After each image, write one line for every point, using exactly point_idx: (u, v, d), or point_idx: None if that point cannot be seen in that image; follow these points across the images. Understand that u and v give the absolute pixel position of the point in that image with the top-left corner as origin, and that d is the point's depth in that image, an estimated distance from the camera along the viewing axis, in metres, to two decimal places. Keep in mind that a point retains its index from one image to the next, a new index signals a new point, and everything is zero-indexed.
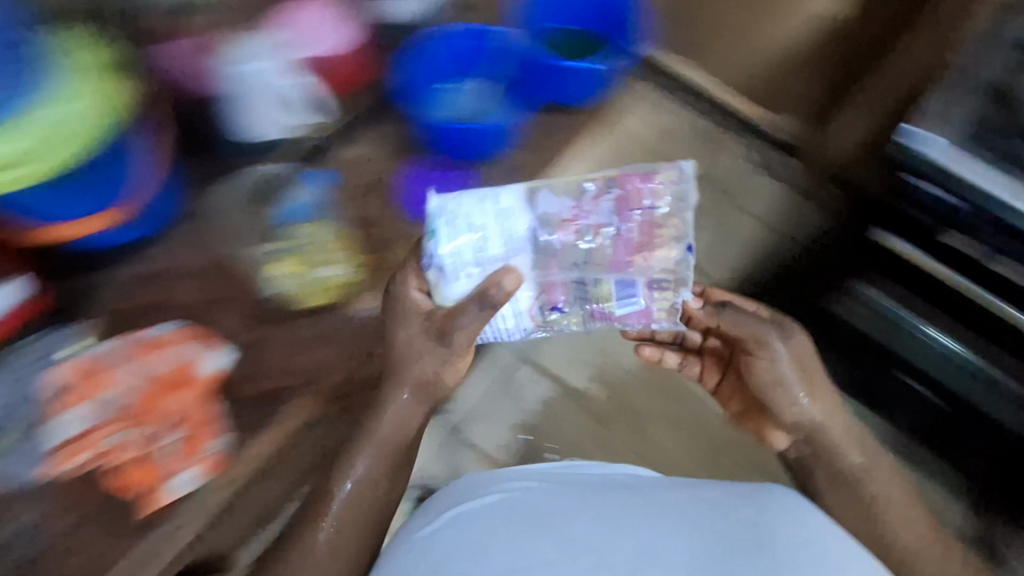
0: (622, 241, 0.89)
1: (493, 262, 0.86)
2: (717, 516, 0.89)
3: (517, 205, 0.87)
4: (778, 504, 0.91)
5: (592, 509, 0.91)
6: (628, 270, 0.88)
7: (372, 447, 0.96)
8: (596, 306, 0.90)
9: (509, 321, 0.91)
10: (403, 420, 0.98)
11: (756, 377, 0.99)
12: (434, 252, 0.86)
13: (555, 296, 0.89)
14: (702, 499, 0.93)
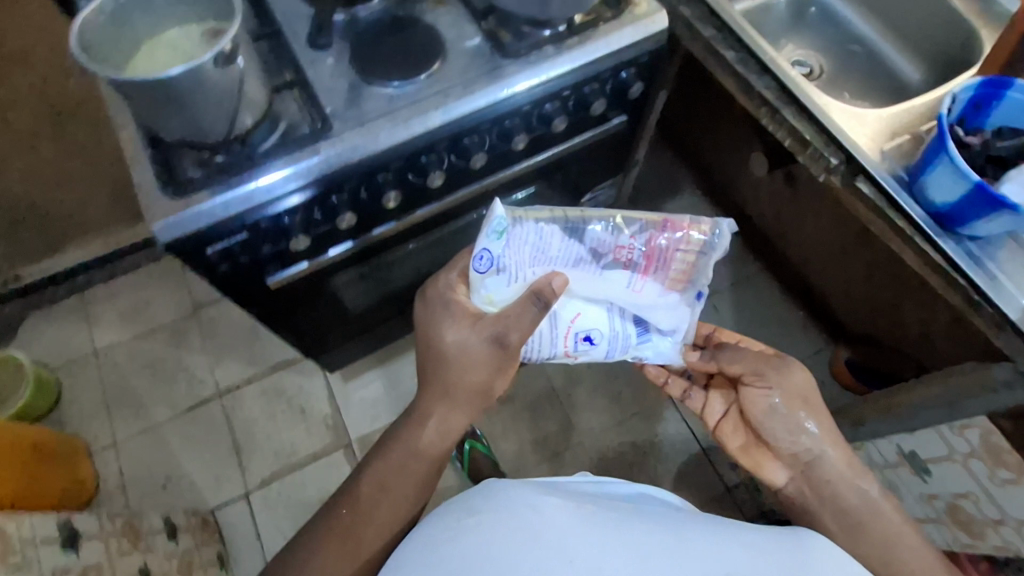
0: (640, 276, 0.95)
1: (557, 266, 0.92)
2: (742, 542, 0.73)
3: (590, 245, 0.95)
4: (812, 554, 0.74)
5: (625, 541, 0.69)
6: (631, 311, 0.94)
7: (443, 398, 0.92)
8: (620, 343, 0.94)
9: (561, 342, 0.93)
10: (460, 354, 0.89)
11: (749, 413, 0.96)
12: (494, 254, 0.87)
13: (588, 327, 0.92)
14: (738, 536, 0.74)
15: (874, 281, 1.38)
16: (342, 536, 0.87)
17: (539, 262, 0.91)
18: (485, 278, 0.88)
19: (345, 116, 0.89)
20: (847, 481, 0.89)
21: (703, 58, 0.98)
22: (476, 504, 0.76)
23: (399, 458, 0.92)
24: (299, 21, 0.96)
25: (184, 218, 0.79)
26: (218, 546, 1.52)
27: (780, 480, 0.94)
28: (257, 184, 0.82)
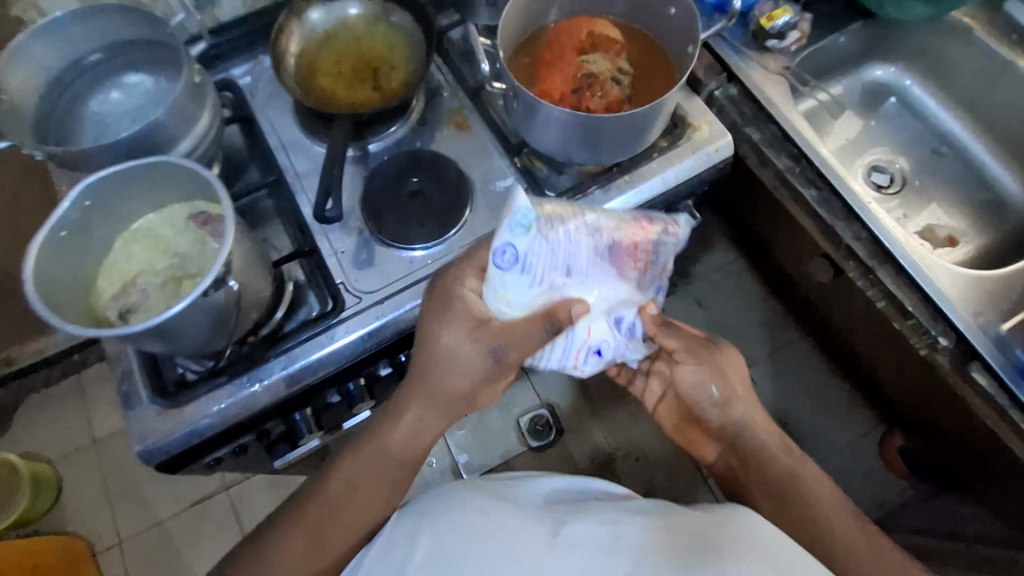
0: (642, 284, 0.73)
1: (577, 280, 0.68)
2: (674, 531, 0.68)
3: (585, 235, 0.68)
4: (740, 524, 0.66)
5: (560, 547, 0.66)
6: (634, 318, 0.74)
7: (427, 400, 0.72)
8: (620, 340, 0.74)
9: (572, 354, 0.74)
10: (454, 360, 0.70)
11: (686, 396, 0.79)
12: (522, 255, 0.64)
13: (599, 336, 0.72)
14: (667, 526, 0.68)
15: (914, 398, 1.15)
16: (311, 531, 0.71)
17: (565, 271, 0.67)
18: (511, 269, 0.65)
19: (359, 287, 0.77)
20: (785, 465, 0.74)
21: (772, 188, 0.83)
22: (424, 510, 0.72)
23: (349, 473, 0.73)
24: (304, 162, 0.83)
25: (178, 435, 0.70)
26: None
27: (712, 455, 0.82)
28: (259, 387, 0.72)
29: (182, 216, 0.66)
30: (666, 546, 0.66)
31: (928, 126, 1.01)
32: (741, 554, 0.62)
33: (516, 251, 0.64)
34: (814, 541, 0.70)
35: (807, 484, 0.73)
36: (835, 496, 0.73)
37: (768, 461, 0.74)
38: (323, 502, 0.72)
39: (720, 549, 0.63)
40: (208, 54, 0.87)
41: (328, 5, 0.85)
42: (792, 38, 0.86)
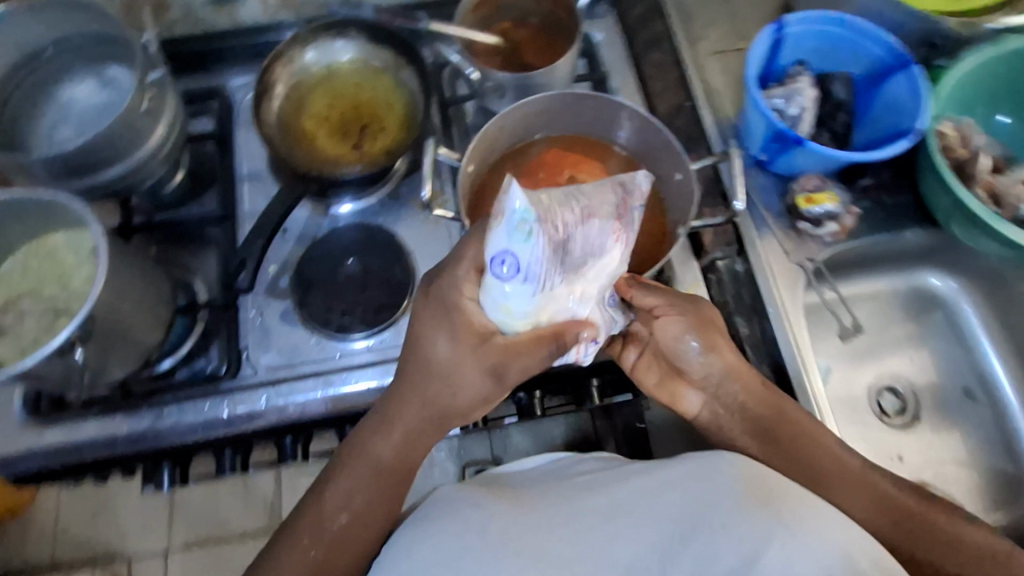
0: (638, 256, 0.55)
1: (588, 278, 0.50)
2: (664, 488, 0.58)
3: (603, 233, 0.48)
4: (726, 470, 0.57)
5: (571, 527, 0.57)
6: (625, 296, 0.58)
7: (419, 409, 0.60)
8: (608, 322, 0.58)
9: (571, 352, 0.56)
10: (452, 372, 0.57)
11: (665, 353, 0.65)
12: (527, 266, 0.44)
13: (596, 325, 0.55)
14: (655, 482, 0.59)
15: None
16: (387, 493, 0.61)
17: (570, 269, 0.48)
18: (540, 287, 0.46)
19: (260, 359, 0.71)
20: (792, 440, 0.61)
21: None
22: (400, 536, 0.59)
23: (343, 470, 0.61)
24: (261, 201, 0.78)
25: (35, 456, 0.68)
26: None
27: (696, 408, 0.67)
28: (126, 430, 0.68)
29: (85, 245, 0.63)
30: (648, 510, 0.57)
31: (970, 364, 0.82)
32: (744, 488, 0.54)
33: (529, 267, 0.44)
34: (882, 529, 0.57)
35: (832, 455, 0.61)
36: (865, 467, 0.60)
37: (791, 429, 0.62)
38: (320, 503, 0.60)
39: (708, 501, 0.55)
40: (205, 57, 0.82)
41: (328, 46, 0.79)
42: (829, 228, 0.73)
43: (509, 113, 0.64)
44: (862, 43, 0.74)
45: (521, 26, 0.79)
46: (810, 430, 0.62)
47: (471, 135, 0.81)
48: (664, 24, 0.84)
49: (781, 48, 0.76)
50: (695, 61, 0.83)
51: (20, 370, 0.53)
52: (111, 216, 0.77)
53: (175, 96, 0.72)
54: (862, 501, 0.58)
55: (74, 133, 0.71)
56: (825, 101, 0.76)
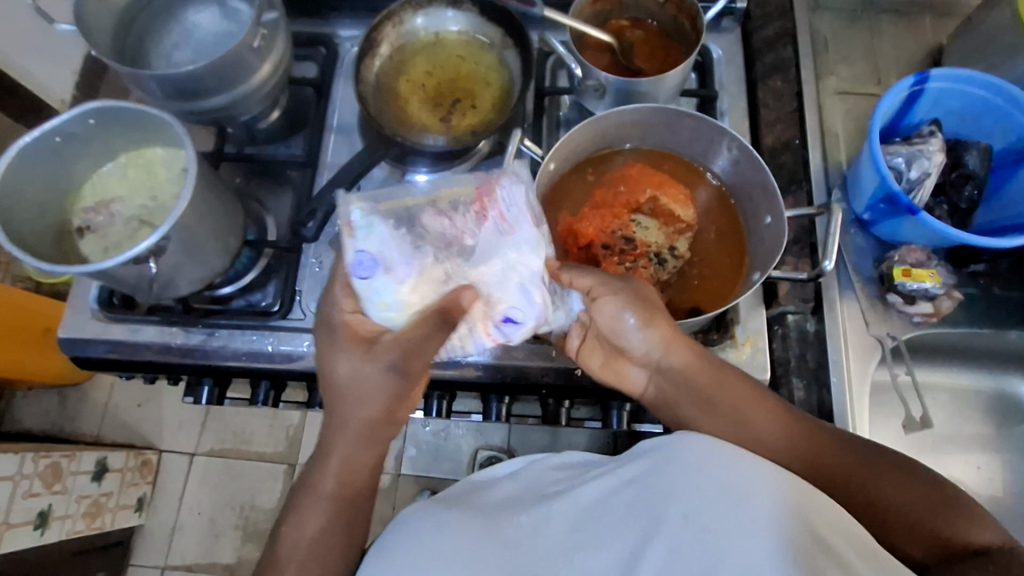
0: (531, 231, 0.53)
1: (452, 250, 0.51)
2: (631, 484, 0.55)
3: (438, 213, 0.52)
4: (695, 458, 0.52)
5: (557, 532, 0.55)
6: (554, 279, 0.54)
7: (342, 432, 0.58)
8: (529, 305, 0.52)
9: (481, 330, 0.54)
10: (354, 388, 0.56)
11: (605, 333, 0.60)
12: (380, 256, 0.49)
13: (502, 295, 0.52)
14: (618, 483, 0.56)
15: None
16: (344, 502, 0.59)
17: (429, 252, 0.51)
18: (381, 271, 0.50)
19: (310, 306, 0.73)
20: (755, 433, 0.55)
21: None
22: (387, 544, 0.57)
23: (321, 462, 0.59)
24: (344, 154, 0.80)
25: (96, 346, 0.72)
26: (145, 490, 1.38)
27: (642, 385, 0.63)
28: (179, 342, 0.71)
29: (178, 164, 0.66)
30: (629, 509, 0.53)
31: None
32: (748, 487, 0.48)
33: (372, 257, 0.49)
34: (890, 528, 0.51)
35: (818, 449, 0.54)
36: (919, 483, 0.51)
37: (744, 413, 0.56)
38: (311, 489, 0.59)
39: (687, 497, 0.50)
40: (323, 3, 0.84)
41: (439, 13, 0.79)
42: (922, 307, 0.67)
43: (604, 118, 0.61)
44: (1015, 115, 0.66)
45: (638, 27, 0.75)
46: (775, 411, 0.56)
47: (561, 128, 0.79)
48: (791, 52, 0.78)
49: (917, 102, 0.69)
50: (817, 97, 0.77)
51: (93, 269, 0.56)
52: (208, 139, 0.80)
53: (286, 37, 0.74)
54: (864, 501, 0.52)
55: (188, 58, 0.74)
56: (953, 169, 0.69)
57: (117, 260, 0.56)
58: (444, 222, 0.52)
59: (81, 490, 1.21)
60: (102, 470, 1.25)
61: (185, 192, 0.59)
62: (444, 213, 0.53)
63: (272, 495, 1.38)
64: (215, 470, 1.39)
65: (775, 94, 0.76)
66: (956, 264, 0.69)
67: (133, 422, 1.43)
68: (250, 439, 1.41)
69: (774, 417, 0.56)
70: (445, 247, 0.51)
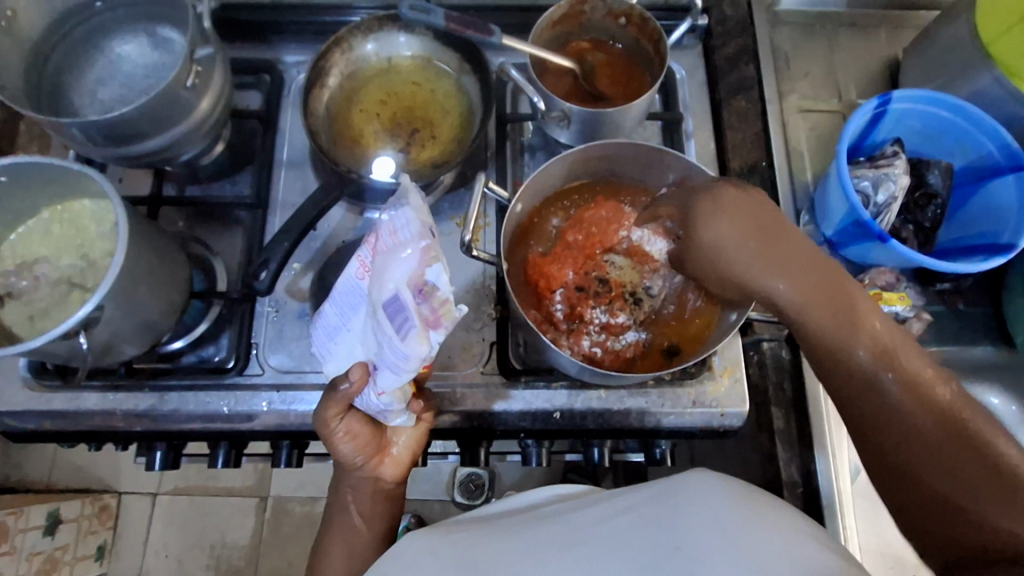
0: (387, 270, 0.47)
1: (347, 322, 0.54)
2: (628, 513, 0.54)
3: (350, 279, 0.54)
4: (705, 488, 0.53)
5: (546, 555, 0.52)
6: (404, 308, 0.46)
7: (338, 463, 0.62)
8: (393, 358, 0.48)
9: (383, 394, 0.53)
10: (330, 435, 0.59)
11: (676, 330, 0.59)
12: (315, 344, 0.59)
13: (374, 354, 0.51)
14: (615, 510, 0.55)
15: None
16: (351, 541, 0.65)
17: (334, 323, 0.55)
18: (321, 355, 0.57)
19: (269, 359, 0.68)
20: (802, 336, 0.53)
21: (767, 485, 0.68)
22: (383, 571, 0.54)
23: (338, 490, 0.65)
24: (297, 190, 0.75)
25: (32, 416, 0.66)
26: (104, 536, 1.30)
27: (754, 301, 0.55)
28: (124, 408, 0.65)
29: (107, 217, 0.60)
30: (625, 538, 0.52)
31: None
32: (748, 532, 0.49)
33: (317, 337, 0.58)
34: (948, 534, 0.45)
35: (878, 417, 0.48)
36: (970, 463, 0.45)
37: (821, 356, 0.52)
38: (335, 515, 0.65)
39: (696, 538, 0.49)
40: (264, 27, 0.79)
41: (391, 38, 0.75)
42: None
43: (570, 155, 0.60)
44: (974, 134, 0.67)
45: (600, 49, 0.73)
46: (847, 364, 0.50)
47: (525, 156, 0.76)
48: (753, 70, 0.77)
49: (879, 123, 0.68)
50: (781, 116, 0.76)
51: (21, 351, 0.51)
52: (145, 181, 0.74)
53: (224, 69, 0.68)
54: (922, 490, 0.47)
55: (113, 95, 0.68)
56: (917, 188, 0.69)
57: (41, 340, 0.51)
58: (348, 288, 0.54)
59: (32, 547, 1.13)
60: (54, 523, 1.18)
61: (117, 257, 0.54)
62: (351, 277, 0.54)
63: (243, 531, 1.32)
64: (181, 508, 1.33)
65: (740, 114, 0.75)
66: (923, 284, 0.70)
67: (87, 465, 1.34)
68: (217, 473, 1.34)
69: (838, 342, 0.50)
70: (342, 319, 0.55)
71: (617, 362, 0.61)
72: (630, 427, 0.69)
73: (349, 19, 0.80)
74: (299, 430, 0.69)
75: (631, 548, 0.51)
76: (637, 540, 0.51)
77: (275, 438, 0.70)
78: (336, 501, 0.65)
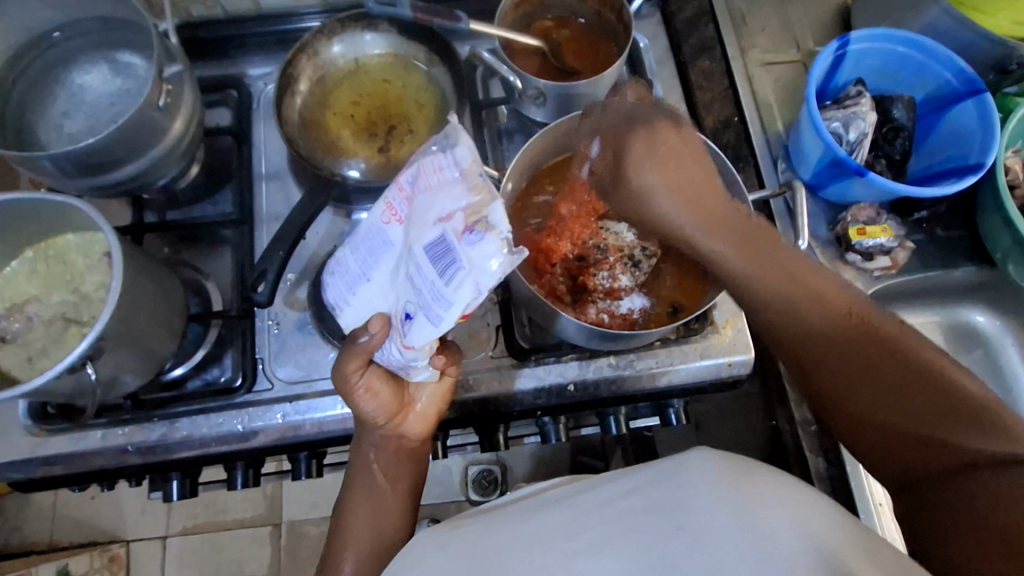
0: (436, 211, 0.44)
1: (369, 272, 0.51)
2: (632, 495, 0.52)
3: (377, 221, 0.50)
4: (707, 466, 0.52)
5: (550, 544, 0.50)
6: (443, 259, 0.43)
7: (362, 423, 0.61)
8: (433, 299, 0.44)
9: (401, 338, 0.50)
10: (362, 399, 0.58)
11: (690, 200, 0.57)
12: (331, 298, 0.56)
13: (402, 297, 0.48)
14: (619, 492, 0.53)
15: None
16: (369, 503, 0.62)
17: (357, 270, 0.52)
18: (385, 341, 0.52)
19: (276, 372, 0.68)
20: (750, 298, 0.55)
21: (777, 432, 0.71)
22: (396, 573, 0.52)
23: (364, 457, 0.63)
24: (280, 201, 0.74)
25: (39, 463, 0.64)
26: None
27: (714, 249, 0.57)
28: (132, 443, 0.64)
29: (92, 247, 0.59)
30: (631, 521, 0.50)
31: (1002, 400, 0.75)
32: (746, 504, 0.48)
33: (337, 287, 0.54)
34: (953, 538, 0.44)
35: (855, 394, 0.51)
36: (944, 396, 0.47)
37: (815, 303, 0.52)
38: (358, 492, 0.63)
39: (696, 520, 0.48)
40: (226, 42, 0.78)
41: (355, 38, 0.75)
42: (879, 262, 0.70)
43: (555, 128, 0.62)
44: (930, 66, 0.70)
45: (564, 26, 0.74)
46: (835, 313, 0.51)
47: (503, 139, 0.76)
48: (712, 31, 0.79)
49: (841, 65, 0.71)
50: (745, 72, 0.78)
51: (27, 390, 0.50)
52: (124, 210, 0.73)
53: (193, 87, 0.67)
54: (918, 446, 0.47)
55: (77, 126, 0.66)
56: (884, 124, 0.71)
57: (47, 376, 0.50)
58: (372, 233, 0.51)
59: None
60: None
61: (114, 284, 0.54)
62: (376, 223, 0.50)
63: (259, 560, 1.29)
64: (193, 546, 1.30)
65: (705, 76, 0.77)
66: (902, 215, 0.72)
67: (89, 518, 1.29)
68: (226, 505, 1.31)
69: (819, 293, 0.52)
70: (364, 270, 0.51)
71: (625, 325, 0.62)
72: (642, 390, 0.69)
73: (309, 25, 0.79)
74: (315, 438, 0.68)
75: (644, 536, 0.49)
76: (647, 523, 0.50)
77: (292, 451, 0.70)
78: (355, 461, 0.63)
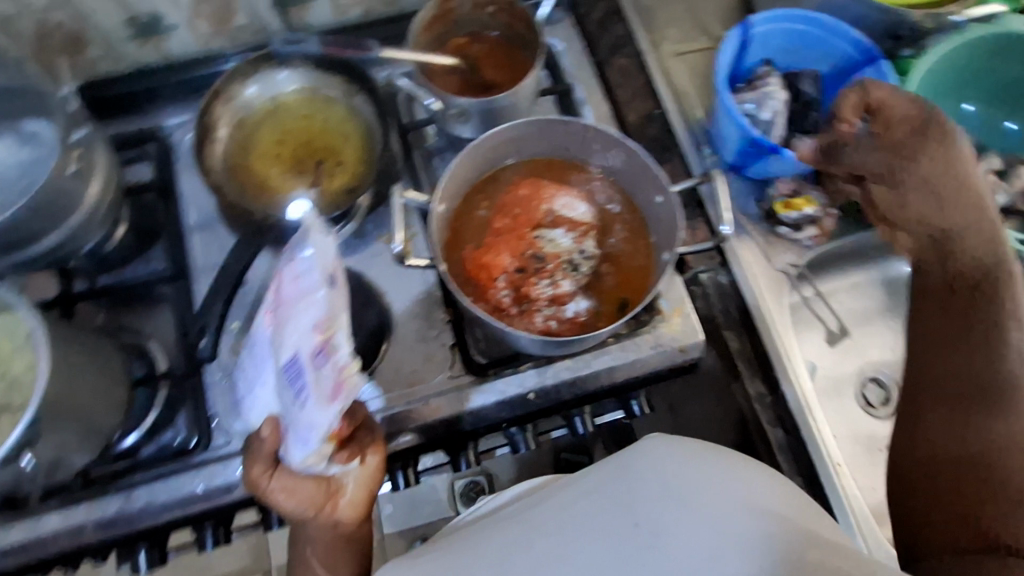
0: (293, 328, 0.47)
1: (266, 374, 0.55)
2: (593, 493, 0.53)
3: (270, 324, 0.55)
4: (670, 458, 0.53)
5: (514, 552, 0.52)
6: (306, 372, 0.45)
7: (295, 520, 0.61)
8: (300, 415, 0.48)
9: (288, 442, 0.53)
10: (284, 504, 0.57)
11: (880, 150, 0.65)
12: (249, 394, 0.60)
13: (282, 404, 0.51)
14: (583, 492, 0.54)
15: None
16: None
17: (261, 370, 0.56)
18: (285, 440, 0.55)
19: (233, 427, 0.66)
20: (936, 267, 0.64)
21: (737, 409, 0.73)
22: None
23: (301, 549, 0.63)
24: (215, 250, 0.73)
25: None
26: None
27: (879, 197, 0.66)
28: (90, 522, 0.61)
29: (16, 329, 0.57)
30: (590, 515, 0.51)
31: None
32: (704, 492, 0.49)
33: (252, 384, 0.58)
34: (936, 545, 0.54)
35: (938, 420, 0.57)
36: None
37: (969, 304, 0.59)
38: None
39: (652, 513, 0.49)
40: (137, 96, 0.76)
41: (270, 77, 0.74)
42: (808, 231, 0.73)
43: (480, 144, 0.63)
44: (830, 40, 0.73)
45: (477, 41, 0.75)
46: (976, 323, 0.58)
47: (434, 159, 0.76)
48: (623, 28, 0.81)
49: (747, 48, 0.74)
50: (660, 64, 0.80)
51: None
52: (51, 282, 0.70)
53: (105, 148, 0.65)
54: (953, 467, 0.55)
55: None
56: (796, 100, 0.74)
57: None
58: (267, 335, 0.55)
59: None
60: None
61: (43, 363, 0.52)
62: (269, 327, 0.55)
63: None
64: None
65: (622, 72, 0.79)
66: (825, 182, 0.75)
67: None
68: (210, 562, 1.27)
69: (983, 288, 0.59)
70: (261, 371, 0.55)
71: (574, 329, 0.63)
72: (601, 387, 0.71)
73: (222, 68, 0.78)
74: None
75: (606, 527, 0.50)
76: (605, 514, 0.51)
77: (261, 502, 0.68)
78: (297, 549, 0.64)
